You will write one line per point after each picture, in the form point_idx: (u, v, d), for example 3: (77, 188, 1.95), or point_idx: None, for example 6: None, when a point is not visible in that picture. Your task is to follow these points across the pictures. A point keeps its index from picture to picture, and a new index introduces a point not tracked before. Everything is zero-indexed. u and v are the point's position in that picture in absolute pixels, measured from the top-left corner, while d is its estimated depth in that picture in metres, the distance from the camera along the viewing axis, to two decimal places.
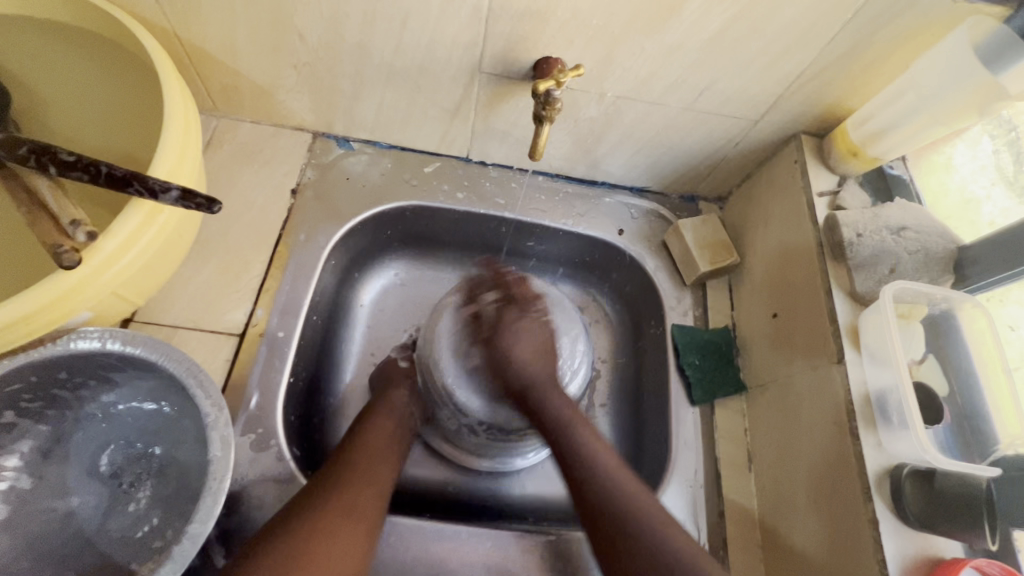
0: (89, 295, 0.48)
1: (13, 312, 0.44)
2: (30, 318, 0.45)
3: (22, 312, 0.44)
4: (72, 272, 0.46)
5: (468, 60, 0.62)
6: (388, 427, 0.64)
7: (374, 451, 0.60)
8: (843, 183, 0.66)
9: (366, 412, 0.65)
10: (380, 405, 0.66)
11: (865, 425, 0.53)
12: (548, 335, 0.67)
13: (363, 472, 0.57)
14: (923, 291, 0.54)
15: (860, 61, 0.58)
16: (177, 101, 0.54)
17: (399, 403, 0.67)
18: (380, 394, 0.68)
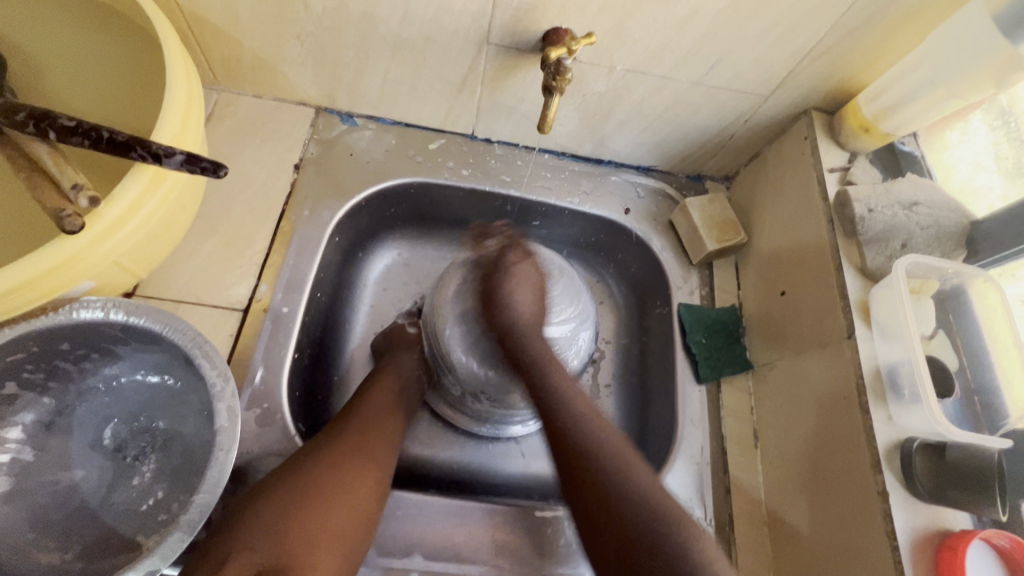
0: (91, 263, 0.47)
1: (13, 279, 0.42)
2: (31, 285, 0.44)
3: (24, 279, 0.43)
4: (74, 240, 0.45)
5: (476, 30, 0.61)
6: (392, 392, 0.64)
7: (375, 413, 0.61)
8: (853, 159, 0.65)
9: (370, 377, 0.66)
10: (388, 367, 0.66)
11: (875, 399, 0.52)
12: (541, 278, 0.64)
13: (366, 435, 0.58)
14: (935, 266, 0.54)
15: (875, 33, 0.57)
16: (180, 70, 0.53)
17: (405, 365, 0.67)
18: (389, 356, 0.68)
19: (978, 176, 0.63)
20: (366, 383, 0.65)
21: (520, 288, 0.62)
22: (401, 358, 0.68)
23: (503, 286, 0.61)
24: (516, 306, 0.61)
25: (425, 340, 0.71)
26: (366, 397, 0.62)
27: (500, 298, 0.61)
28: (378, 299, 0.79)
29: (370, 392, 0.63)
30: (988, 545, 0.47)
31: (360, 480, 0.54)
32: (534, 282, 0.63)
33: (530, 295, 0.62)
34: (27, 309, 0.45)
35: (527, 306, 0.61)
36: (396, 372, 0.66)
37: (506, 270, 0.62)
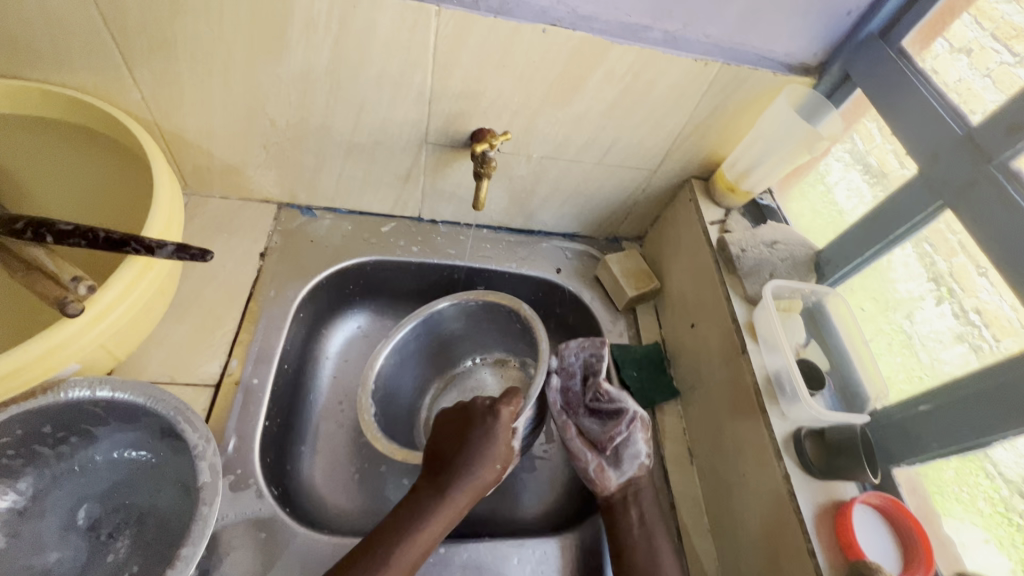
0: (107, 328, 0.54)
1: (52, 339, 0.50)
2: (66, 344, 0.51)
3: (59, 339, 0.51)
4: (89, 312, 0.52)
5: (416, 133, 0.75)
6: (460, 505, 0.61)
7: (430, 533, 0.59)
8: (728, 214, 0.82)
9: (459, 463, 0.63)
10: (478, 455, 0.63)
11: (767, 398, 0.64)
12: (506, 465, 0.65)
13: (406, 561, 0.56)
14: (797, 288, 0.69)
15: (721, 120, 0.76)
16: (166, 180, 0.64)
17: (495, 448, 0.64)
18: (479, 442, 0.64)
19: (835, 215, 0.75)
20: (445, 482, 0.62)
21: (490, 468, 0.63)
22: (480, 471, 0.62)
23: (481, 454, 0.63)
24: (481, 483, 0.63)
25: (497, 425, 0.65)
26: (433, 505, 0.60)
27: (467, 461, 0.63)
28: (340, 363, 0.86)
29: (444, 498, 0.61)
30: (866, 506, 0.57)
31: None
32: (506, 454, 0.65)
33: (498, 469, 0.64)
34: (62, 366, 0.52)
35: (495, 465, 0.64)
36: (473, 481, 0.62)
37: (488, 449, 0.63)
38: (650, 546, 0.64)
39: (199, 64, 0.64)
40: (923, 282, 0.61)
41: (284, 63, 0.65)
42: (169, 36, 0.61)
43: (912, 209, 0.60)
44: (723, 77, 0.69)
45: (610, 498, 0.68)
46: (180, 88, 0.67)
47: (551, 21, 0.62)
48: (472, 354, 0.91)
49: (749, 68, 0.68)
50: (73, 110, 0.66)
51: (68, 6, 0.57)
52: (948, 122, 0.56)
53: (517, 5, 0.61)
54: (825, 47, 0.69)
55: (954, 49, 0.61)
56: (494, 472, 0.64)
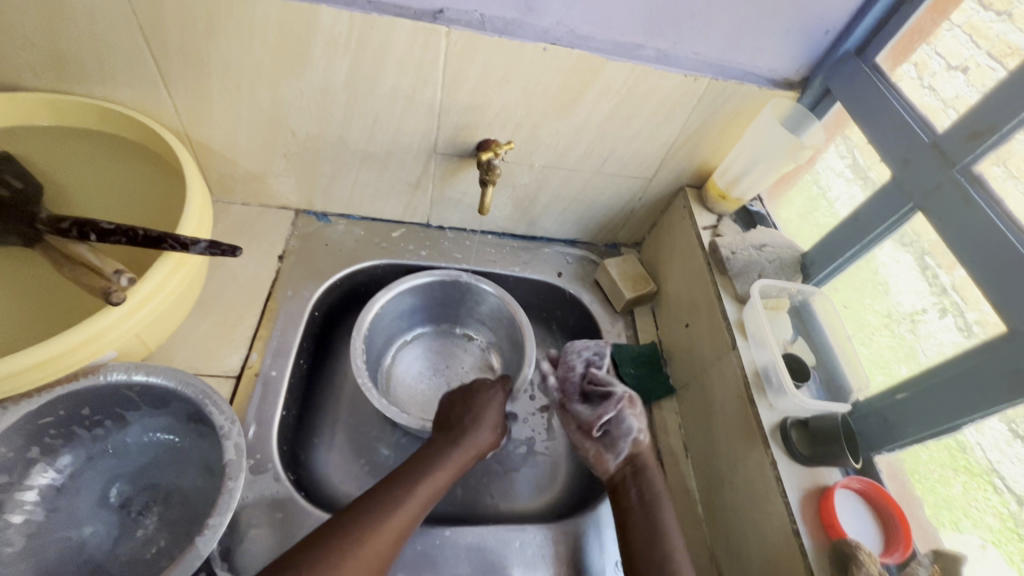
0: (145, 317, 0.59)
1: (97, 327, 0.55)
2: (110, 331, 0.56)
3: (105, 326, 0.55)
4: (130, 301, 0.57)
5: (426, 144, 0.80)
6: (461, 461, 0.68)
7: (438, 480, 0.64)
8: (720, 219, 0.87)
9: (461, 424, 0.70)
10: (475, 416, 0.71)
11: (756, 389, 0.68)
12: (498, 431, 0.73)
13: (406, 512, 0.59)
14: (784, 287, 0.73)
15: (711, 131, 0.80)
16: (197, 184, 0.70)
17: (487, 413, 0.72)
18: (476, 406, 0.72)
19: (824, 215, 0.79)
20: (453, 436, 0.69)
21: (485, 428, 0.71)
22: (477, 432, 0.70)
23: (477, 415, 0.71)
24: (478, 444, 0.70)
25: (489, 393, 0.74)
26: (437, 459, 0.66)
27: (465, 420, 0.71)
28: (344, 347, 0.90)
29: (452, 451, 0.67)
30: (848, 490, 0.61)
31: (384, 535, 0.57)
32: (495, 417, 0.73)
33: (491, 430, 0.71)
34: (106, 351, 0.57)
35: (489, 429, 0.71)
36: (472, 441, 0.69)
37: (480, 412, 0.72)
38: (650, 519, 0.65)
39: (230, 80, 0.70)
40: (927, 295, 0.63)
41: (306, 78, 0.70)
42: (202, 54, 0.67)
43: (887, 212, 0.64)
44: (713, 91, 0.74)
45: (611, 479, 0.70)
46: (211, 102, 0.73)
47: (551, 40, 0.68)
48: (466, 349, 0.95)
49: (736, 83, 0.73)
50: (112, 121, 0.72)
51: (115, 28, 0.63)
52: (917, 131, 0.61)
53: (520, 26, 0.67)
54: (806, 64, 0.74)
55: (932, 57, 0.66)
56: (489, 434, 0.71)
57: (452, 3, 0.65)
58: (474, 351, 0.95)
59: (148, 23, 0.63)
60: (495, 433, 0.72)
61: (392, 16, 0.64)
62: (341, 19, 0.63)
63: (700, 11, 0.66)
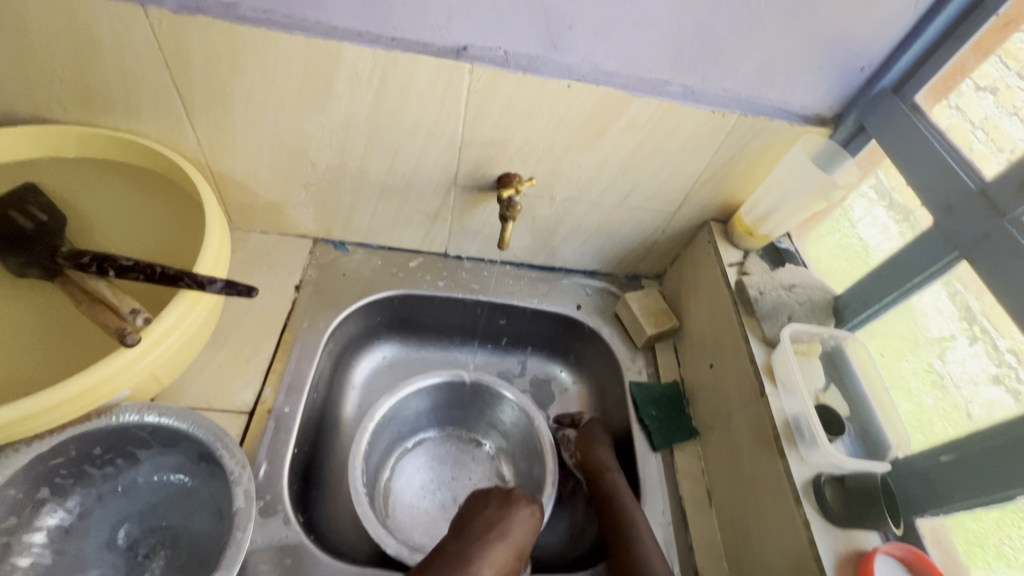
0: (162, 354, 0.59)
1: (111, 367, 0.54)
2: (125, 371, 0.56)
3: (119, 366, 0.55)
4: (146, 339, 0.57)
5: (446, 176, 0.80)
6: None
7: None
8: (746, 255, 0.84)
9: (484, 542, 0.65)
10: (506, 531, 0.67)
11: (787, 442, 0.64)
12: (520, 555, 0.67)
13: None
14: (815, 332, 0.70)
15: (739, 166, 0.78)
16: (215, 218, 0.69)
17: (513, 528, 0.68)
18: (507, 520, 0.68)
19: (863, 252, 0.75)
20: (468, 550, 0.65)
21: (505, 548, 0.66)
22: (500, 552, 0.65)
23: (502, 532, 0.67)
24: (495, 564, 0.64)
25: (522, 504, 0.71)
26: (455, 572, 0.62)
27: (488, 534, 0.66)
28: (353, 400, 0.88)
29: (470, 564, 0.63)
30: (889, 559, 0.57)
31: None
32: (523, 538, 0.68)
33: (512, 553, 0.66)
34: (122, 390, 0.56)
35: (514, 554, 0.66)
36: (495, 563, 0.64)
37: (505, 525, 0.68)
38: None
39: (252, 115, 0.70)
40: (953, 321, 0.61)
41: (327, 113, 0.70)
42: (227, 90, 0.67)
43: (928, 259, 0.61)
44: (741, 127, 0.72)
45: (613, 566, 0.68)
46: (233, 136, 0.73)
47: (576, 76, 0.66)
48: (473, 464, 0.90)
49: (765, 120, 0.71)
50: (135, 153, 0.72)
51: (142, 65, 0.64)
52: (962, 176, 0.58)
53: (545, 62, 0.66)
54: (839, 100, 0.72)
55: (983, 93, 0.63)
56: (511, 554, 0.66)
57: (476, 40, 0.64)
58: (483, 459, 0.91)
59: (174, 59, 0.63)
60: (516, 558, 0.66)
61: (415, 53, 0.63)
62: (365, 56, 0.63)
63: (730, 48, 0.65)
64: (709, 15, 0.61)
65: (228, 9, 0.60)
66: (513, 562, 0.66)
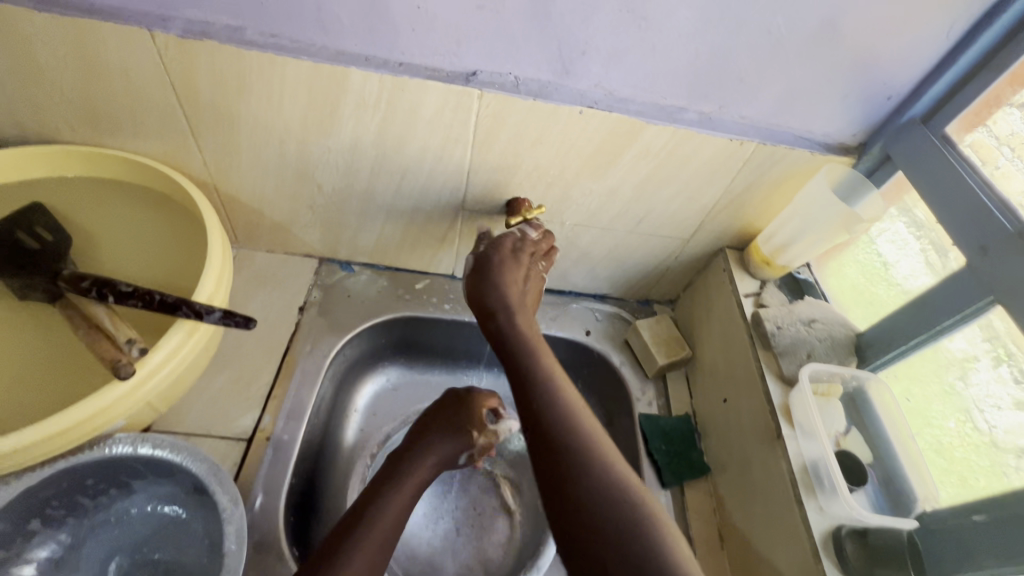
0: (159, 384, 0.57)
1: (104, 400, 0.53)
2: (120, 403, 0.54)
3: (114, 398, 0.54)
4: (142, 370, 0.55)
5: (453, 200, 0.78)
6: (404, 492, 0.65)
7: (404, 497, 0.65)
8: (764, 286, 0.81)
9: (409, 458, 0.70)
10: (423, 450, 0.71)
11: (805, 491, 0.61)
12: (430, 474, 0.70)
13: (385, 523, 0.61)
14: (836, 372, 0.66)
15: (757, 194, 0.75)
16: (217, 242, 0.68)
17: (428, 454, 0.71)
18: (424, 441, 0.72)
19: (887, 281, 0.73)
20: (402, 465, 0.68)
21: (424, 468, 0.69)
22: (418, 471, 0.68)
23: (421, 451, 0.71)
24: (422, 472, 0.69)
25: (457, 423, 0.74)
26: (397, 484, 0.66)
27: (414, 454, 0.70)
28: (355, 422, 0.87)
29: (405, 479, 0.67)
30: None
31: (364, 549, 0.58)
32: (435, 459, 0.71)
33: (428, 469, 0.70)
34: (119, 421, 0.55)
35: (422, 471, 0.69)
36: (416, 482, 0.67)
37: (423, 444, 0.71)
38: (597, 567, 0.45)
39: (258, 137, 0.69)
40: (979, 343, 0.58)
41: (333, 136, 0.69)
42: (233, 112, 0.66)
43: (958, 302, 0.57)
44: (759, 155, 0.70)
45: None
46: (239, 157, 0.72)
47: (588, 103, 0.64)
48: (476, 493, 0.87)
49: (785, 148, 0.68)
50: (141, 173, 0.72)
51: (147, 87, 0.63)
52: (997, 218, 0.55)
53: (556, 88, 0.64)
54: (864, 129, 0.69)
55: (1014, 111, 0.59)
56: (424, 474, 0.69)
57: (485, 65, 0.62)
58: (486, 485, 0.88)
59: (179, 82, 0.63)
60: (426, 464, 0.70)
61: (423, 78, 0.62)
62: (371, 80, 0.62)
63: (749, 75, 0.62)
64: (727, 43, 0.59)
65: (235, 33, 0.59)
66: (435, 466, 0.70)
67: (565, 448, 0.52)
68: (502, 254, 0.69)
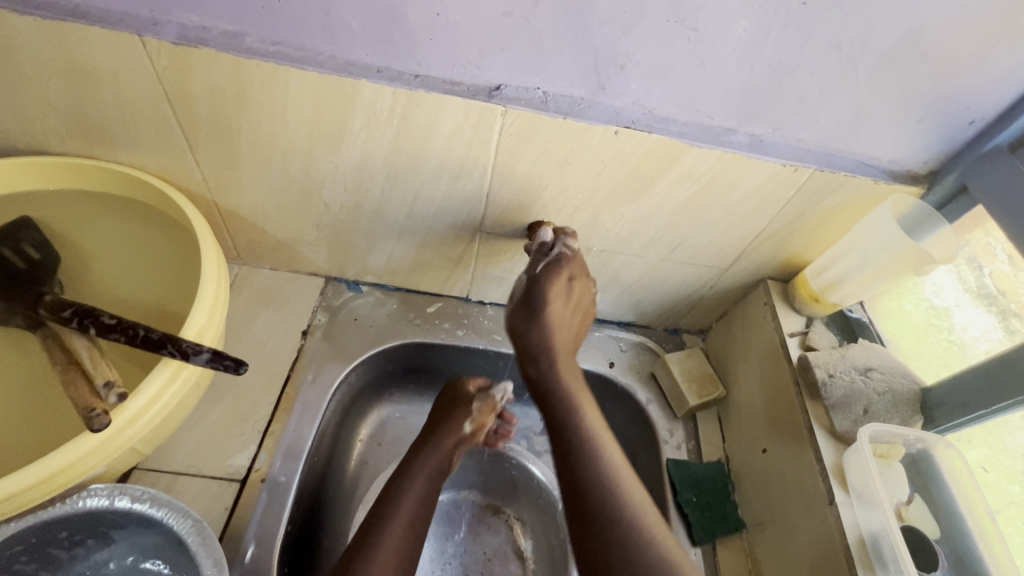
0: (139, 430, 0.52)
1: (74, 451, 0.48)
2: (91, 455, 0.49)
3: (85, 450, 0.48)
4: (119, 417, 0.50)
5: (470, 222, 0.71)
6: (416, 482, 0.67)
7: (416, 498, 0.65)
8: (810, 323, 0.73)
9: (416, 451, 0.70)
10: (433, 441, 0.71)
11: (864, 571, 0.54)
12: (440, 467, 0.70)
13: (404, 515, 0.63)
14: (898, 433, 0.59)
15: (808, 224, 0.68)
16: (212, 266, 0.62)
17: (437, 447, 0.70)
18: (431, 431, 0.72)
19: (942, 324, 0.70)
20: (417, 450, 0.70)
21: (431, 460, 0.69)
22: (428, 462, 0.69)
23: (429, 441, 0.71)
24: (426, 464, 0.69)
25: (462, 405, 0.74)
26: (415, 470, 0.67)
27: (422, 446, 0.70)
28: (359, 453, 0.81)
29: (417, 468, 0.68)
30: None
31: (389, 533, 0.61)
32: (442, 451, 0.70)
33: (436, 462, 0.70)
34: (93, 470, 0.50)
35: (433, 465, 0.69)
36: (427, 471, 0.68)
37: (429, 436, 0.71)
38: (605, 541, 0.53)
39: (259, 151, 0.63)
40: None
41: (341, 153, 0.63)
42: (232, 126, 0.60)
43: None
44: (815, 183, 0.62)
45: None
46: (239, 172, 0.66)
47: (625, 122, 0.57)
48: (487, 539, 0.81)
49: (846, 176, 0.61)
50: (135, 188, 0.66)
51: (139, 96, 0.58)
52: None
53: (589, 105, 0.57)
54: (937, 156, 0.61)
55: None
56: (433, 467, 0.69)
57: (510, 79, 0.55)
58: (500, 529, 0.82)
59: (174, 94, 0.57)
60: (435, 458, 0.70)
61: (440, 92, 0.55)
62: (383, 94, 0.55)
63: (811, 96, 0.55)
64: (789, 59, 0.51)
65: (234, 40, 0.53)
66: (444, 461, 0.71)
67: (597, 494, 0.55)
68: (551, 286, 0.66)
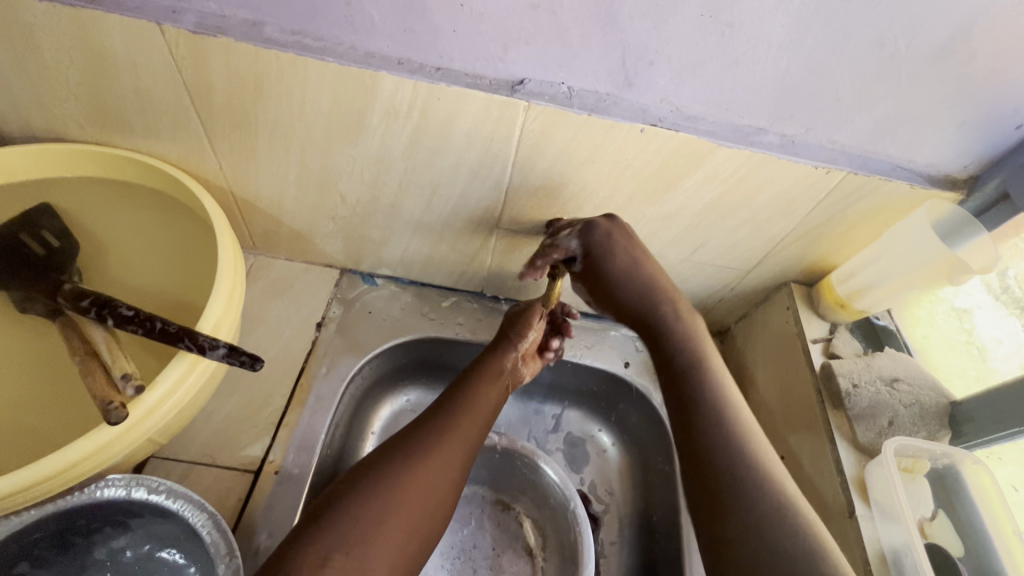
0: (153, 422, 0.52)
1: (88, 445, 0.48)
2: (104, 449, 0.49)
3: (99, 444, 0.49)
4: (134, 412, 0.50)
5: (488, 218, 0.70)
6: (477, 403, 0.67)
7: (477, 418, 0.66)
8: (834, 330, 0.71)
9: (473, 378, 0.70)
10: (487, 370, 0.71)
11: None
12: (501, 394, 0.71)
13: (459, 438, 0.63)
14: (924, 446, 0.58)
15: (838, 228, 0.65)
16: (229, 256, 0.62)
17: (494, 372, 0.71)
18: (485, 358, 0.73)
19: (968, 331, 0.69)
20: (473, 377, 0.70)
21: (489, 385, 0.70)
22: (484, 388, 0.69)
23: (486, 366, 0.72)
24: (485, 388, 0.69)
25: (514, 332, 0.74)
26: (470, 394, 0.68)
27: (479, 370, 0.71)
28: (371, 445, 0.81)
29: (477, 392, 0.68)
30: None
31: (440, 447, 0.61)
32: (497, 377, 0.71)
33: (495, 387, 0.70)
34: (108, 463, 0.50)
35: (491, 392, 0.70)
36: (485, 396, 0.69)
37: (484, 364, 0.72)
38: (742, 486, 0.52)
39: (277, 142, 0.62)
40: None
41: (360, 146, 0.62)
42: (250, 115, 0.59)
43: None
44: (847, 186, 0.59)
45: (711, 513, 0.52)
46: (257, 162, 0.66)
47: (651, 119, 0.55)
48: (500, 537, 0.80)
49: (880, 180, 0.58)
50: (152, 176, 0.66)
51: (158, 85, 0.57)
52: None
53: (614, 102, 0.55)
54: (979, 160, 0.58)
55: None
56: (493, 391, 0.70)
57: (535, 73, 0.54)
58: (511, 526, 0.81)
59: (193, 82, 0.56)
60: (493, 385, 0.70)
61: (462, 86, 0.54)
62: (404, 87, 0.54)
63: (848, 96, 0.52)
64: (829, 57, 0.49)
65: (254, 29, 0.52)
66: (501, 388, 0.71)
67: (717, 438, 0.55)
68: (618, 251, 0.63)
